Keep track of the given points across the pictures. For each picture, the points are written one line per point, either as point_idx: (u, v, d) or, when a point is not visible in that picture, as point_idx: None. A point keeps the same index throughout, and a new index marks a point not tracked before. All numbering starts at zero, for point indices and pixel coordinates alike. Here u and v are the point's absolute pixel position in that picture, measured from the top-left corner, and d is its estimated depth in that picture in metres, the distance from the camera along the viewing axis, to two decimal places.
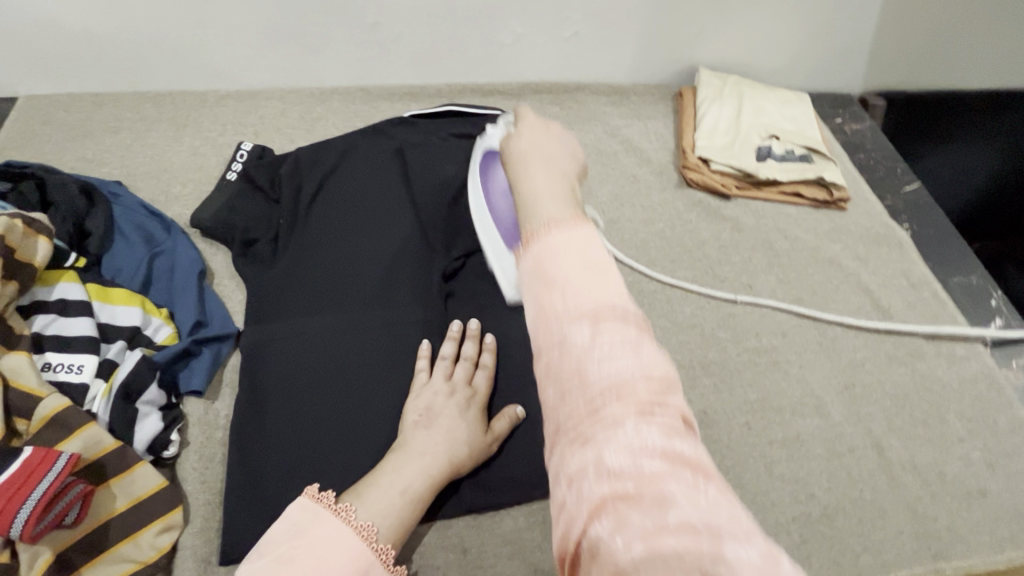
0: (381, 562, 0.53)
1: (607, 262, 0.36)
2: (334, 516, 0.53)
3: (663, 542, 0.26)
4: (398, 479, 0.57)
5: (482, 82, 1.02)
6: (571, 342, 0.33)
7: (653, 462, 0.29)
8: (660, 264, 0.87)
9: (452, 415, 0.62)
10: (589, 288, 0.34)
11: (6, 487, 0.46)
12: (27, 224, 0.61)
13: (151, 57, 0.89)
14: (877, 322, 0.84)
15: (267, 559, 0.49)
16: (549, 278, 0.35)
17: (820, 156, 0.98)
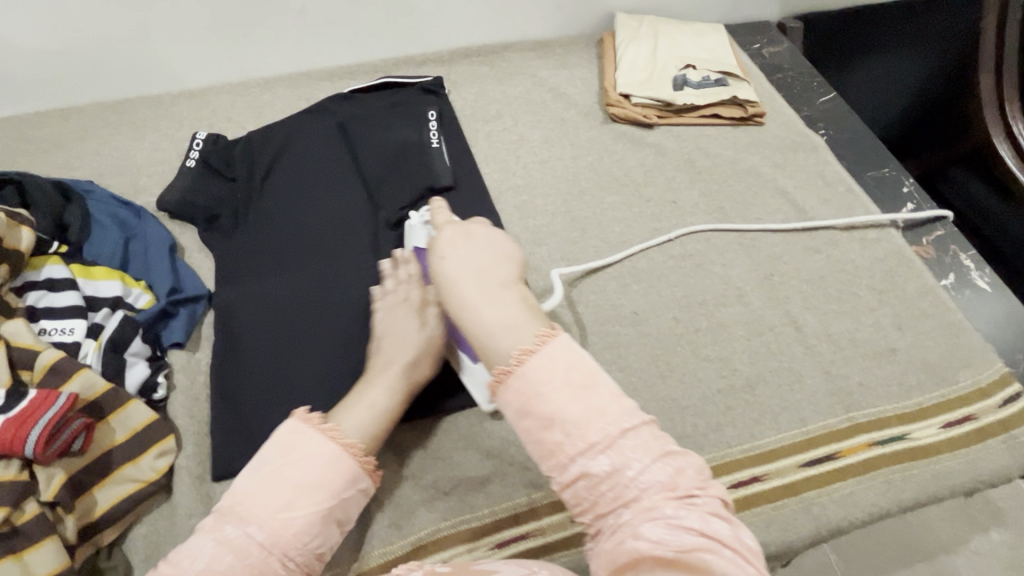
0: (366, 471, 0.59)
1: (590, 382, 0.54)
2: (321, 435, 0.57)
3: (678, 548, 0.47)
4: (363, 397, 0.63)
5: (415, 53, 1.09)
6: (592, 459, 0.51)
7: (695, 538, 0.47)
8: (590, 192, 0.93)
9: (401, 329, 0.69)
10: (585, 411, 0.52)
11: (15, 420, 0.54)
12: (11, 216, 0.69)
13: (103, 68, 0.97)
14: (795, 222, 0.90)
15: (259, 477, 0.54)
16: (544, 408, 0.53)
17: (735, 79, 1.05)
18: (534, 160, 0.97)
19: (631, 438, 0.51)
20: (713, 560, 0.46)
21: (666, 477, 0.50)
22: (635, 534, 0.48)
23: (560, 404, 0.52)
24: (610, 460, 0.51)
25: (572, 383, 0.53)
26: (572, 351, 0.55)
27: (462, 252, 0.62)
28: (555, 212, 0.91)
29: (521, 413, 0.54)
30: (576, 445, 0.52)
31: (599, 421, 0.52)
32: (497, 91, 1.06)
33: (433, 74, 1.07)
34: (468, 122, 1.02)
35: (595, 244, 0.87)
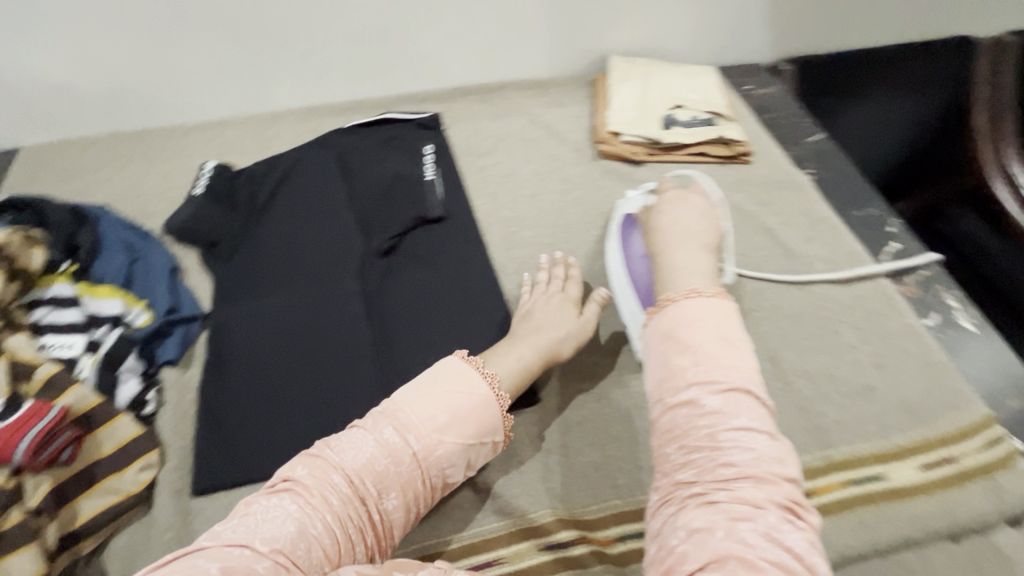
0: (505, 427, 0.65)
1: (742, 342, 0.55)
2: (481, 375, 0.64)
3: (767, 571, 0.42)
4: (518, 353, 0.70)
5: (416, 91, 1.15)
6: (705, 405, 0.51)
7: (790, 556, 0.43)
8: (577, 225, 0.96)
9: (552, 311, 0.76)
10: (726, 361, 0.53)
11: (7, 430, 0.58)
12: (25, 238, 0.76)
13: (126, 102, 1.04)
14: (782, 276, 0.89)
15: (423, 396, 0.61)
16: (684, 343, 0.55)
17: (723, 120, 1.09)
18: (524, 193, 1.01)
19: (750, 413, 0.51)
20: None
21: (774, 476, 0.48)
22: (727, 513, 0.46)
23: (701, 342, 0.55)
24: (729, 423, 0.50)
25: (718, 336, 0.55)
26: (728, 313, 0.57)
27: (676, 210, 0.71)
28: (541, 244, 0.94)
29: (663, 337, 0.57)
30: (701, 382, 0.53)
31: (734, 380, 0.52)
32: (493, 127, 1.11)
33: (433, 110, 1.13)
34: (464, 156, 1.07)
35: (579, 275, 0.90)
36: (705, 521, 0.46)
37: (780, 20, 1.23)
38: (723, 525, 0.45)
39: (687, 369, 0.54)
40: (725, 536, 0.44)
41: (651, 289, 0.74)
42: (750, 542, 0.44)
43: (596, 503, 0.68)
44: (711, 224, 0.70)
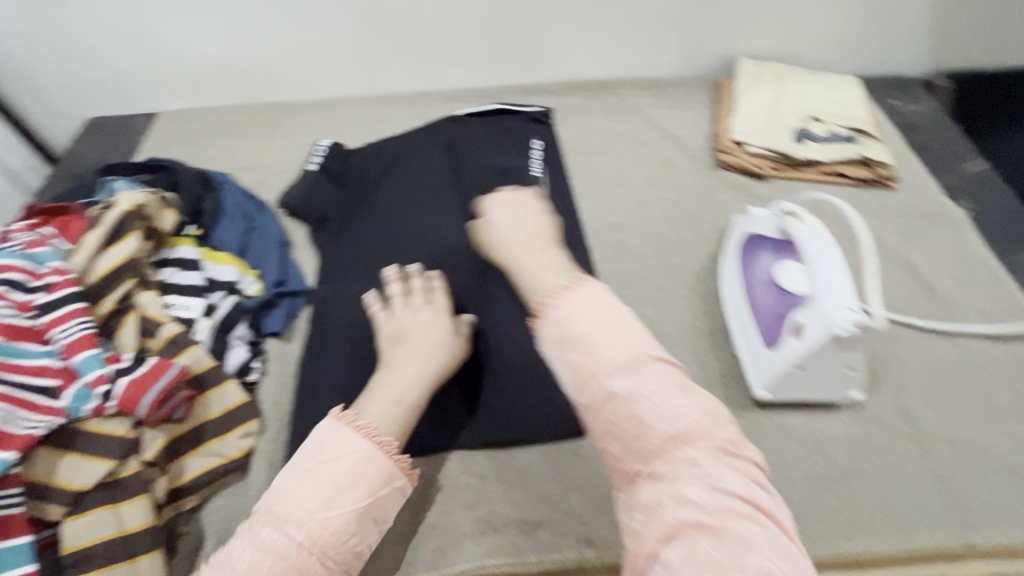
0: (404, 469, 0.59)
1: (625, 316, 0.54)
2: (353, 431, 0.58)
3: (739, 558, 0.42)
4: (392, 391, 0.63)
5: (528, 82, 1.12)
6: (616, 392, 0.50)
7: (735, 500, 0.45)
8: (689, 239, 0.89)
9: (426, 330, 0.69)
10: (610, 343, 0.52)
11: (133, 384, 0.60)
12: (161, 199, 0.80)
13: (254, 75, 1.08)
14: (929, 323, 0.78)
15: (296, 475, 0.56)
16: (577, 339, 0.52)
17: (866, 137, 0.98)
18: (633, 199, 0.95)
19: (657, 377, 0.51)
20: (752, 527, 0.44)
21: (704, 433, 0.48)
22: (677, 483, 0.47)
23: (589, 334, 0.52)
24: (639, 391, 0.50)
25: (606, 323, 0.53)
26: (603, 296, 0.55)
27: (511, 218, 0.66)
28: (648, 255, 0.88)
29: (562, 342, 0.53)
30: (621, 365, 0.51)
31: (631, 356, 0.51)
32: (604, 126, 1.06)
33: (543, 104, 1.09)
34: (571, 154, 1.02)
35: (688, 294, 0.83)
36: (659, 496, 0.47)
37: (944, 27, 1.08)
38: (669, 503, 0.46)
39: (597, 367, 0.51)
40: (676, 513, 0.45)
41: (773, 318, 0.70)
42: (697, 504, 0.45)
43: None
44: (541, 220, 0.66)
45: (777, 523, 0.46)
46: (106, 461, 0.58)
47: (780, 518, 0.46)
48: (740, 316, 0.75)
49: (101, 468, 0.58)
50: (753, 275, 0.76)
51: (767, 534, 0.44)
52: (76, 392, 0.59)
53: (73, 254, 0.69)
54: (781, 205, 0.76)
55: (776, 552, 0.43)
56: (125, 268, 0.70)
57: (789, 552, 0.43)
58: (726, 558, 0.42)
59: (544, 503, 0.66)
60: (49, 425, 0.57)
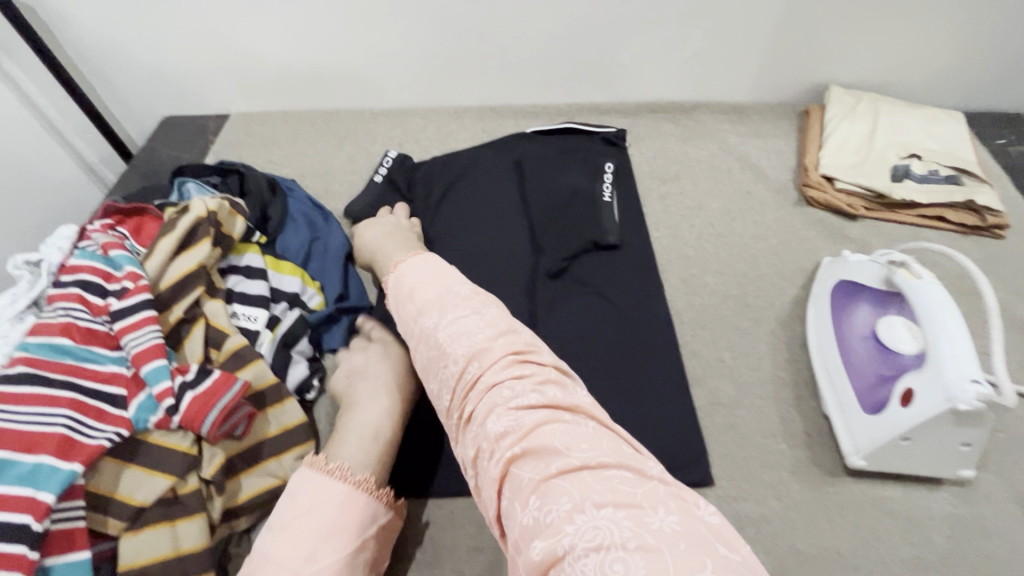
0: (385, 503, 0.60)
1: (446, 270, 0.59)
2: (328, 477, 0.58)
3: (549, 480, 0.41)
4: (364, 427, 0.63)
5: (600, 101, 1.08)
6: (429, 333, 0.53)
7: (536, 412, 0.45)
8: (770, 279, 0.83)
9: (377, 363, 0.69)
10: (436, 295, 0.56)
11: (200, 396, 0.59)
12: (231, 206, 0.79)
13: (325, 82, 1.08)
14: None
15: (274, 533, 0.55)
16: (409, 296, 0.57)
17: (973, 179, 0.89)
18: (709, 232, 0.90)
19: (490, 319, 0.52)
20: (555, 430, 0.43)
21: (501, 365, 0.48)
22: (484, 416, 0.46)
23: (418, 288, 0.57)
24: (443, 322, 0.53)
25: (431, 283, 0.57)
26: (433, 266, 0.59)
27: (421, 276, 0.58)
28: (725, 293, 0.82)
29: (402, 300, 0.58)
30: (428, 311, 0.55)
31: (446, 295, 0.55)
32: (679, 151, 1.01)
33: (615, 125, 1.05)
34: (644, 179, 0.98)
35: (769, 340, 0.77)
36: (494, 433, 0.45)
37: None
38: (497, 443, 0.44)
39: (415, 316, 0.56)
40: (492, 455, 0.44)
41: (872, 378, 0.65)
42: (528, 425, 0.44)
43: None
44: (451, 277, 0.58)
45: (592, 416, 0.46)
46: (167, 477, 0.57)
47: (591, 412, 0.46)
48: (831, 371, 0.69)
49: (161, 484, 0.56)
50: (850, 328, 0.70)
51: (567, 429, 0.43)
52: (143, 403, 0.58)
53: (146, 259, 0.68)
54: (886, 253, 0.69)
55: (582, 448, 0.42)
56: (195, 275, 0.69)
57: (616, 448, 0.43)
58: (551, 473, 0.41)
59: None
60: (115, 436, 0.56)
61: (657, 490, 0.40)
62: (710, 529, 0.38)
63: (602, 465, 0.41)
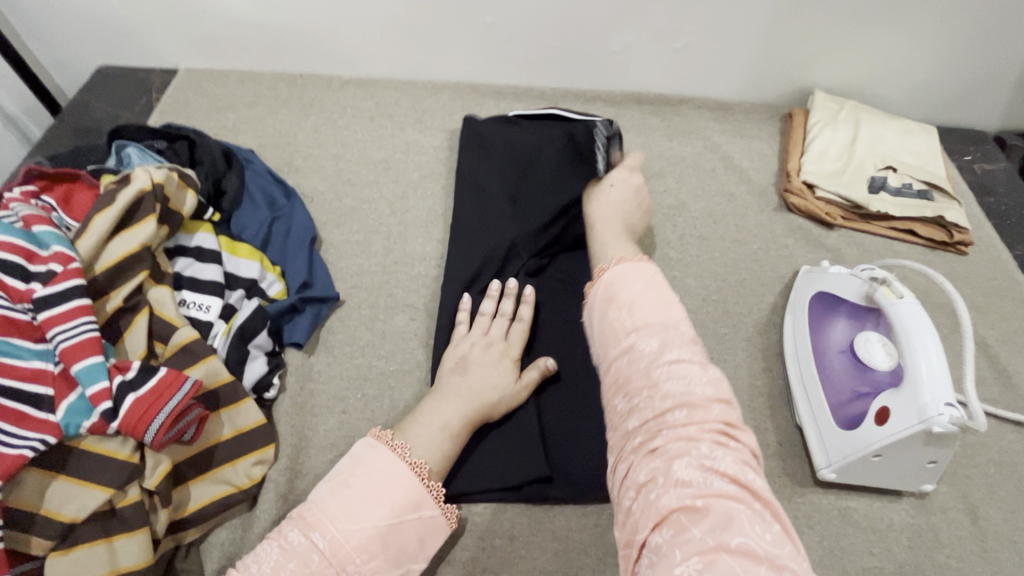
0: (433, 498, 0.56)
1: (668, 293, 0.56)
2: (390, 451, 0.57)
3: (721, 556, 0.39)
4: (436, 417, 0.61)
5: (586, 87, 1.03)
6: (636, 345, 0.52)
7: (727, 483, 0.43)
8: (749, 285, 0.83)
9: (488, 370, 0.65)
10: (654, 311, 0.54)
11: (142, 400, 0.53)
12: (180, 178, 0.70)
13: (289, 42, 0.98)
14: (1002, 409, 0.73)
15: (330, 486, 0.54)
16: (617, 299, 0.56)
17: (942, 195, 0.92)
18: (692, 234, 0.88)
19: (706, 370, 0.50)
20: (742, 512, 0.41)
21: (709, 413, 0.46)
22: (672, 454, 0.45)
23: (632, 296, 0.56)
24: (662, 356, 0.50)
25: (645, 297, 0.55)
26: (654, 282, 0.57)
27: (629, 287, 0.56)
28: (706, 298, 0.81)
29: (607, 302, 0.57)
30: (640, 325, 0.53)
31: (668, 321, 0.53)
32: (664, 147, 0.98)
33: (601, 114, 1.01)
34: None
35: (746, 347, 0.77)
36: (676, 478, 0.43)
37: None
38: (678, 484, 0.43)
39: (629, 325, 0.53)
40: (668, 491, 0.43)
41: (848, 394, 0.66)
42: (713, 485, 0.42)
43: None
44: (661, 297, 0.56)
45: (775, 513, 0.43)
46: (102, 490, 0.51)
47: (777, 505, 0.43)
48: (807, 382, 0.70)
49: (96, 497, 0.50)
50: (827, 340, 0.70)
51: (753, 518, 0.41)
52: (72, 405, 0.51)
53: (78, 236, 0.59)
54: (865, 267, 0.70)
55: (766, 540, 0.40)
56: (138, 257, 0.61)
57: (795, 554, 0.40)
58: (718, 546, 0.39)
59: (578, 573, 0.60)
60: (40, 445, 0.49)
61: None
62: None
63: (781, 568, 0.38)
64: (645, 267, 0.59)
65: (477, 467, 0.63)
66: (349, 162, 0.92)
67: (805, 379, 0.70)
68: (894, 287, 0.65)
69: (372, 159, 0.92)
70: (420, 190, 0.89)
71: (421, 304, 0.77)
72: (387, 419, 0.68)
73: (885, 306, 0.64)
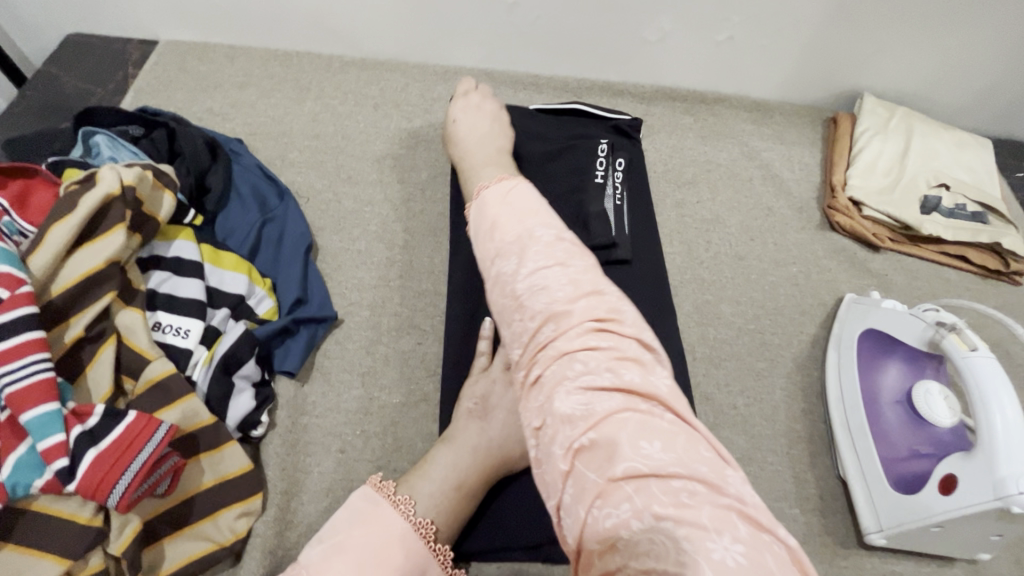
0: (439, 563, 0.49)
1: (531, 197, 0.46)
2: (394, 507, 0.49)
3: (617, 488, 0.32)
4: (450, 471, 0.53)
5: (613, 80, 0.94)
6: (502, 272, 0.42)
7: (609, 399, 0.35)
8: (789, 314, 0.75)
9: (510, 418, 0.57)
10: (514, 222, 0.44)
11: (106, 454, 0.45)
12: (156, 176, 0.61)
13: (283, 17, 0.87)
14: None
15: (323, 550, 0.45)
16: (486, 221, 0.46)
17: (998, 218, 0.84)
18: (727, 252, 0.80)
19: (575, 272, 0.41)
20: (629, 421, 0.33)
21: (579, 319, 0.38)
22: (550, 388, 0.36)
23: (494, 215, 0.46)
24: (523, 268, 0.41)
25: (506, 209, 0.45)
26: (526, 195, 0.47)
27: (505, 205, 0.46)
28: (742, 327, 0.74)
29: (477, 232, 0.46)
30: (500, 244, 0.43)
31: (525, 230, 0.43)
32: (698, 151, 0.90)
33: (628, 111, 0.91)
34: (657, 181, 0.86)
35: (786, 386, 0.70)
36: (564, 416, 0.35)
37: None
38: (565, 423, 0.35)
39: (493, 253, 0.44)
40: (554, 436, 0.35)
41: (902, 451, 0.60)
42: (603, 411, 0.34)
43: None
44: (524, 197, 0.46)
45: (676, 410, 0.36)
46: (58, 561, 0.43)
47: (673, 400, 0.36)
48: (856, 433, 0.63)
49: (49, 571, 0.43)
50: (879, 386, 0.64)
51: (641, 427, 0.33)
52: (20, 461, 0.43)
53: (30, 250, 0.50)
54: (926, 309, 0.63)
55: (654, 447, 0.32)
56: (103, 275, 0.53)
57: (693, 446, 0.33)
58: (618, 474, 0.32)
59: None
60: None
61: (733, 512, 0.30)
62: (789, 573, 0.28)
63: (704, 484, 0.31)
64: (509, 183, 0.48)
65: (490, 522, 0.57)
66: (349, 157, 0.82)
67: (851, 427, 0.63)
68: (966, 336, 0.57)
69: (375, 154, 0.83)
70: (429, 193, 0.80)
71: (429, 327, 0.69)
72: (389, 461, 0.61)
73: (955, 359, 0.56)
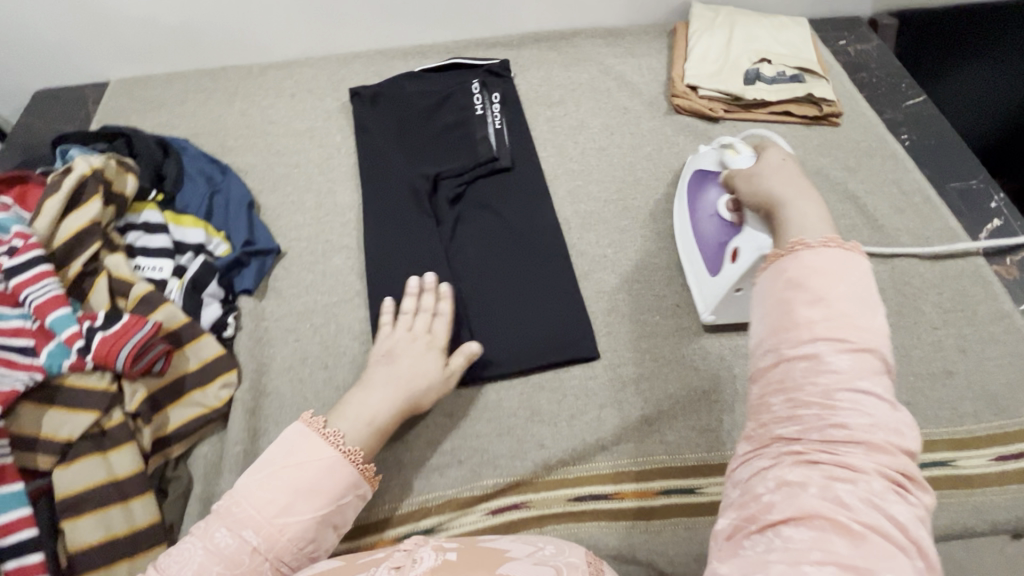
0: (365, 479, 0.58)
1: (875, 307, 0.43)
2: (324, 439, 0.56)
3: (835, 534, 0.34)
4: (364, 411, 0.61)
5: (485, 36, 1.12)
6: (824, 363, 0.40)
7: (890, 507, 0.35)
8: (645, 182, 0.93)
9: (416, 359, 0.68)
10: (855, 327, 0.42)
11: (112, 336, 0.62)
12: (119, 164, 0.80)
13: (205, 38, 1.06)
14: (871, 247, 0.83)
15: (258, 479, 0.53)
16: (798, 294, 0.44)
17: (813, 76, 1.01)
18: (592, 146, 0.98)
19: (882, 386, 0.40)
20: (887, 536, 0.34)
21: (893, 452, 0.38)
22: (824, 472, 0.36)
23: (827, 290, 0.43)
24: (853, 385, 0.40)
25: (845, 298, 0.43)
26: (860, 278, 0.44)
27: (827, 276, 0.44)
28: (607, 199, 0.91)
29: (790, 285, 0.45)
30: (829, 337, 0.41)
31: (865, 352, 0.41)
32: (563, 77, 1.07)
33: (501, 57, 1.09)
34: (531, 105, 1.04)
35: (645, 234, 0.87)
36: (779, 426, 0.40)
37: None
38: (796, 419, 0.40)
39: (813, 333, 0.42)
40: (811, 487, 0.36)
41: (712, 247, 0.75)
42: (848, 436, 0.38)
43: (642, 457, 0.69)
44: (868, 311, 0.43)
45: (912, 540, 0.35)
46: (90, 414, 0.61)
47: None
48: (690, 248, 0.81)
49: (85, 419, 0.61)
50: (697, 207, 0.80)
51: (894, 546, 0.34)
52: (53, 349, 0.61)
53: (35, 218, 0.69)
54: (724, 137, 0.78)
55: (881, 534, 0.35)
56: (90, 231, 0.71)
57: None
58: (780, 517, 0.36)
59: (511, 432, 0.70)
60: (29, 379, 0.59)
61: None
62: None
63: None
64: (825, 222, 0.50)
65: None
66: (275, 137, 1.00)
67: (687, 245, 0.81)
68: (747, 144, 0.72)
69: (297, 130, 1.01)
70: (344, 149, 0.98)
71: (355, 245, 0.87)
72: (335, 340, 0.78)
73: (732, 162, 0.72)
